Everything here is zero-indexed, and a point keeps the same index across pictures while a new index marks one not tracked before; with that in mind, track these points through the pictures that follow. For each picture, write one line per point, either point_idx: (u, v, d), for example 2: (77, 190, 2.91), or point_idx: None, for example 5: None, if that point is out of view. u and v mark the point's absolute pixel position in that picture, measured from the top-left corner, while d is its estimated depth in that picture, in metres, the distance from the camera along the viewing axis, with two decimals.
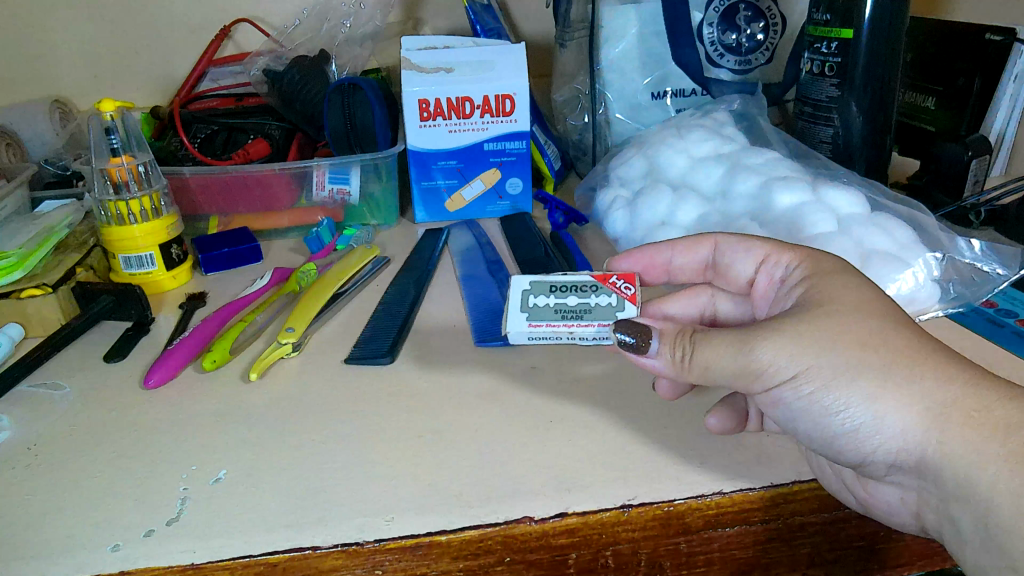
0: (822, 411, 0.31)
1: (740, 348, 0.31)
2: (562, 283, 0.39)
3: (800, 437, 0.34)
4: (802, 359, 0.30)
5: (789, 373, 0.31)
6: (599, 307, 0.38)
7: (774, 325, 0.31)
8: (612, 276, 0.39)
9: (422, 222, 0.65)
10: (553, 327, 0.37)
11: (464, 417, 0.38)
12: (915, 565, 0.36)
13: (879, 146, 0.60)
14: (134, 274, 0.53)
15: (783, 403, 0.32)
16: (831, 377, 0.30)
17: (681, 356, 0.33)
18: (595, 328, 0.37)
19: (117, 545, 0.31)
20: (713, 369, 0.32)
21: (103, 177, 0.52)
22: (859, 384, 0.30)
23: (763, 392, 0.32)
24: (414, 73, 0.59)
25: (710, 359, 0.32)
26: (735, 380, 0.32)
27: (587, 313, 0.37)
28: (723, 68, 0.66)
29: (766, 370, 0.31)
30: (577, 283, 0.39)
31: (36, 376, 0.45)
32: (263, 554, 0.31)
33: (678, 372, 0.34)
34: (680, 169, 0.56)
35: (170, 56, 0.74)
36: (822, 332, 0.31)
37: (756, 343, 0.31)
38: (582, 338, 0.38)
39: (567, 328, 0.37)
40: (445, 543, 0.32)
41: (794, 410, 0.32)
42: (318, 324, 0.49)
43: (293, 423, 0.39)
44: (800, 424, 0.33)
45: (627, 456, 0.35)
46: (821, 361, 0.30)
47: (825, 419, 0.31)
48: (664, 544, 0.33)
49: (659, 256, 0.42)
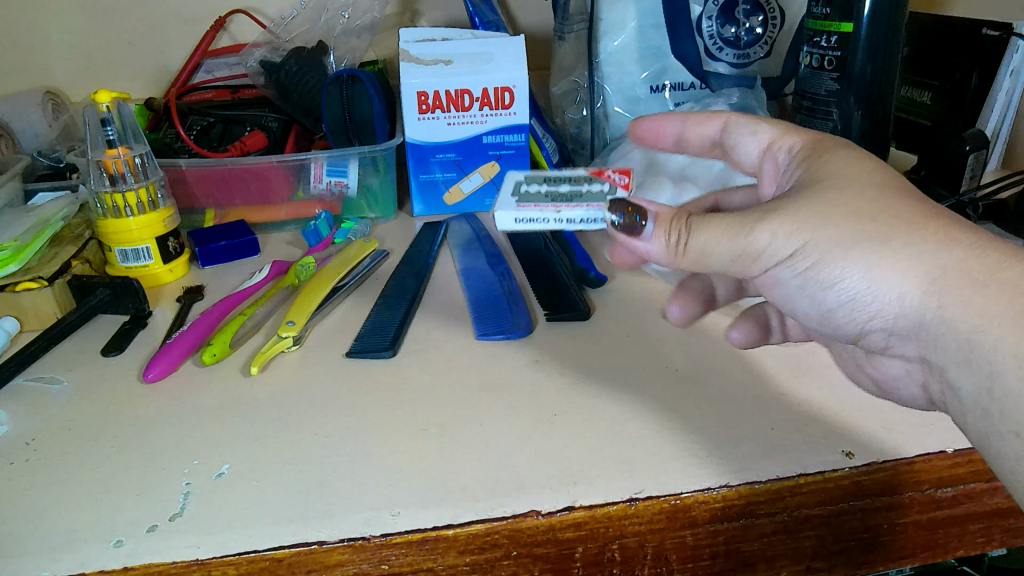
0: (819, 285, 0.32)
1: (738, 232, 0.32)
2: (556, 177, 0.40)
3: (799, 315, 0.35)
4: (800, 235, 0.31)
5: (786, 252, 0.32)
6: (590, 194, 0.38)
7: (771, 206, 0.32)
8: (606, 172, 0.41)
9: (420, 216, 0.64)
10: (543, 209, 0.37)
11: (467, 411, 0.38)
12: (916, 557, 0.37)
13: (878, 141, 0.60)
14: (131, 268, 0.53)
15: (781, 282, 0.33)
16: (829, 250, 0.31)
17: (676, 240, 0.33)
18: (583, 209, 0.37)
19: (121, 541, 0.31)
20: (708, 253, 0.32)
21: (99, 169, 0.52)
22: (856, 255, 0.30)
23: (761, 273, 0.33)
24: (413, 65, 0.59)
25: (705, 243, 0.32)
26: (733, 262, 0.33)
27: (577, 199, 0.38)
28: (721, 62, 0.65)
29: (764, 250, 0.32)
30: (571, 178, 0.40)
31: (32, 370, 0.44)
32: (270, 550, 0.31)
33: (671, 257, 0.34)
34: (681, 162, 0.55)
35: (164, 47, 0.74)
36: (818, 210, 0.31)
37: (755, 224, 0.32)
38: (571, 223, 0.37)
39: (556, 211, 0.37)
40: (451, 537, 0.31)
41: (792, 288, 0.34)
42: (318, 317, 0.48)
43: (297, 416, 0.39)
44: (798, 301, 0.34)
45: (633, 449, 0.35)
46: (819, 236, 0.31)
47: (822, 292, 0.33)
48: (670, 537, 0.33)
49: (670, 127, 0.42)
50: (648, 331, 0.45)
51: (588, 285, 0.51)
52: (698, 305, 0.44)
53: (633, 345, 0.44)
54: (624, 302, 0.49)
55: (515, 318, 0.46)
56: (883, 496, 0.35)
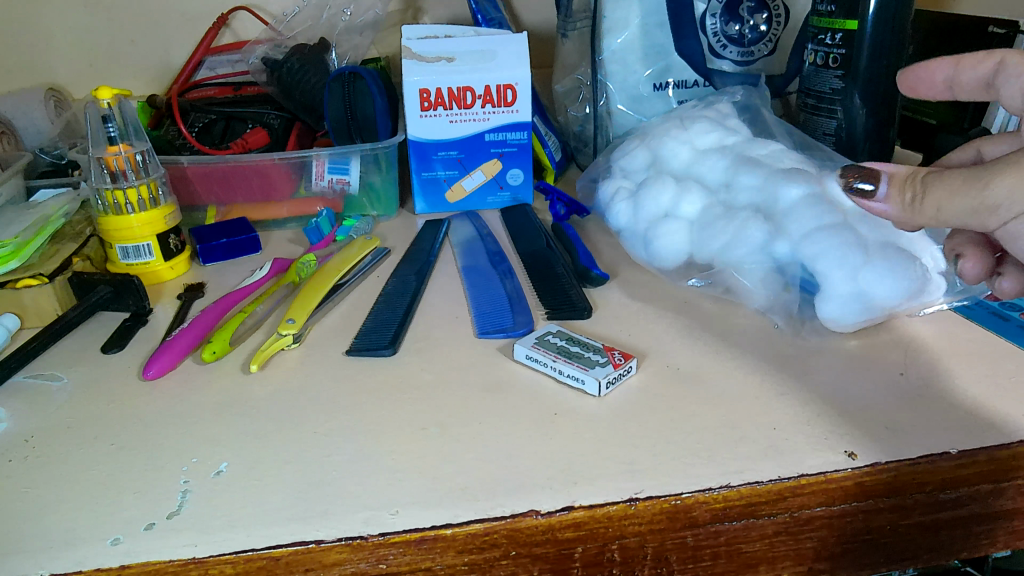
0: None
1: (975, 183, 0.31)
2: (581, 337, 0.42)
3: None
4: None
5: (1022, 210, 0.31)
6: (589, 358, 0.40)
7: (1012, 156, 0.31)
8: None
9: (422, 214, 0.64)
10: (545, 353, 0.41)
11: (467, 410, 0.38)
12: (918, 560, 0.36)
13: (883, 139, 0.59)
14: (132, 265, 0.53)
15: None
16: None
17: (912, 198, 0.34)
18: (570, 368, 0.39)
19: (118, 539, 0.31)
20: (944, 211, 0.32)
21: (100, 165, 0.52)
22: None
23: (999, 228, 0.32)
24: (414, 62, 0.59)
25: (941, 201, 0.32)
26: (972, 218, 0.32)
27: (576, 358, 0.40)
28: (725, 60, 0.65)
29: (1003, 205, 0.31)
30: (593, 343, 0.42)
31: (33, 368, 0.44)
32: (267, 548, 0.31)
33: (904, 217, 0.35)
34: (684, 160, 0.54)
35: (167, 44, 0.74)
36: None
37: (993, 177, 0.31)
38: (563, 374, 0.40)
39: (554, 361, 0.40)
40: (450, 537, 0.31)
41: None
42: (318, 315, 0.48)
43: (297, 415, 0.38)
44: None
45: (634, 449, 0.35)
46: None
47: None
48: (671, 538, 0.33)
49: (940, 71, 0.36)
50: (650, 330, 0.45)
51: (590, 284, 0.50)
52: (991, 257, 0.39)
53: (634, 344, 0.43)
54: (626, 302, 0.48)
55: (516, 317, 0.46)
56: (886, 497, 0.34)
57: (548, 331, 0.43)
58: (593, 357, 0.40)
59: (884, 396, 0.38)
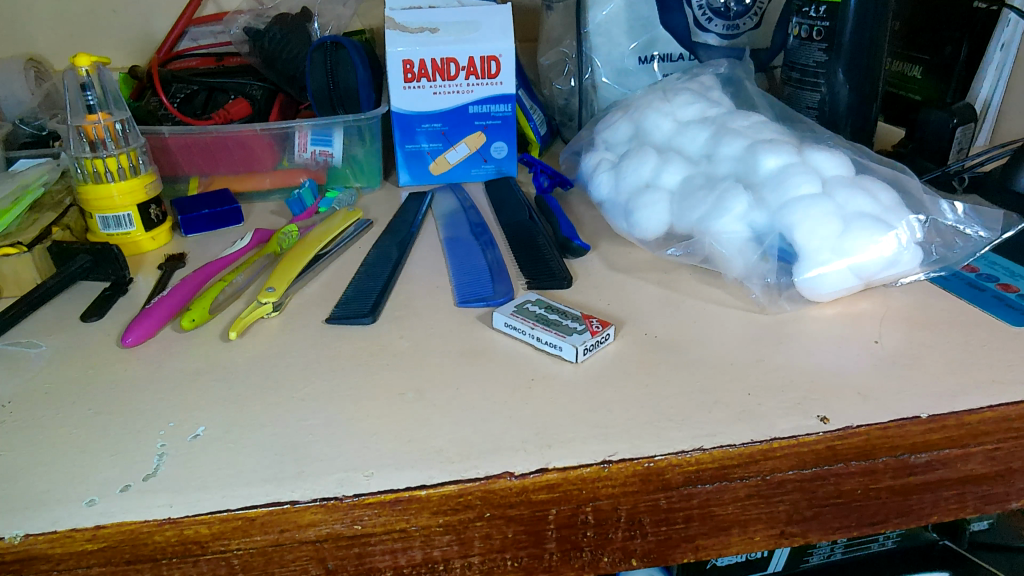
0: None
1: None
2: (558, 305, 0.42)
3: None
4: None
5: None
6: (567, 327, 0.40)
7: None
8: None
9: (405, 186, 0.64)
10: (523, 322, 0.41)
11: (443, 376, 0.38)
12: (889, 523, 0.37)
13: (865, 113, 0.60)
14: (112, 235, 0.52)
15: None
16: None
17: None
18: (547, 337, 0.39)
19: (94, 500, 0.31)
20: None
21: (79, 134, 0.51)
22: None
23: None
24: (399, 33, 0.59)
25: None
26: None
27: (554, 326, 0.40)
28: (710, 33, 0.65)
29: None
30: (569, 311, 0.42)
31: (11, 335, 0.44)
32: (242, 509, 0.31)
33: None
34: (666, 132, 0.54)
35: (148, 14, 0.73)
36: None
37: None
38: (540, 342, 0.40)
39: (532, 328, 0.40)
40: (424, 498, 0.31)
41: None
42: (299, 284, 0.48)
43: (275, 380, 0.39)
44: None
45: (609, 413, 0.35)
46: None
47: None
48: (644, 500, 0.33)
49: None
50: (629, 300, 0.45)
51: (571, 254, 0.50)
52: None
53: (613, 313, 0.44)
54: (606, 272, 0.49)
55: (496, 286, 0.46)
56: (857, 461, 0.35)
57: (527, 300, 0.43)
58: (571, 324, 0.40)
59: (859, 362, 0.38)
